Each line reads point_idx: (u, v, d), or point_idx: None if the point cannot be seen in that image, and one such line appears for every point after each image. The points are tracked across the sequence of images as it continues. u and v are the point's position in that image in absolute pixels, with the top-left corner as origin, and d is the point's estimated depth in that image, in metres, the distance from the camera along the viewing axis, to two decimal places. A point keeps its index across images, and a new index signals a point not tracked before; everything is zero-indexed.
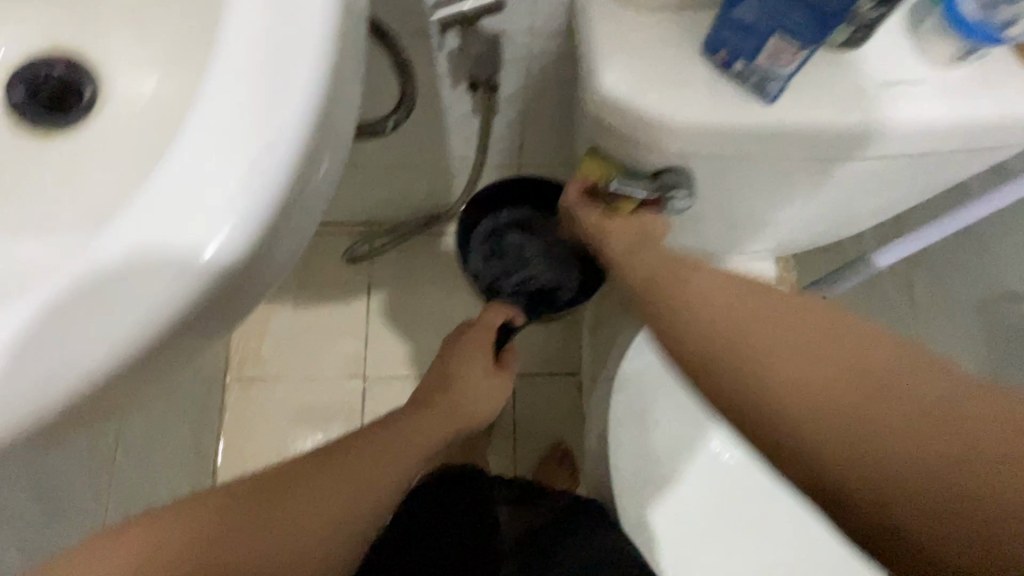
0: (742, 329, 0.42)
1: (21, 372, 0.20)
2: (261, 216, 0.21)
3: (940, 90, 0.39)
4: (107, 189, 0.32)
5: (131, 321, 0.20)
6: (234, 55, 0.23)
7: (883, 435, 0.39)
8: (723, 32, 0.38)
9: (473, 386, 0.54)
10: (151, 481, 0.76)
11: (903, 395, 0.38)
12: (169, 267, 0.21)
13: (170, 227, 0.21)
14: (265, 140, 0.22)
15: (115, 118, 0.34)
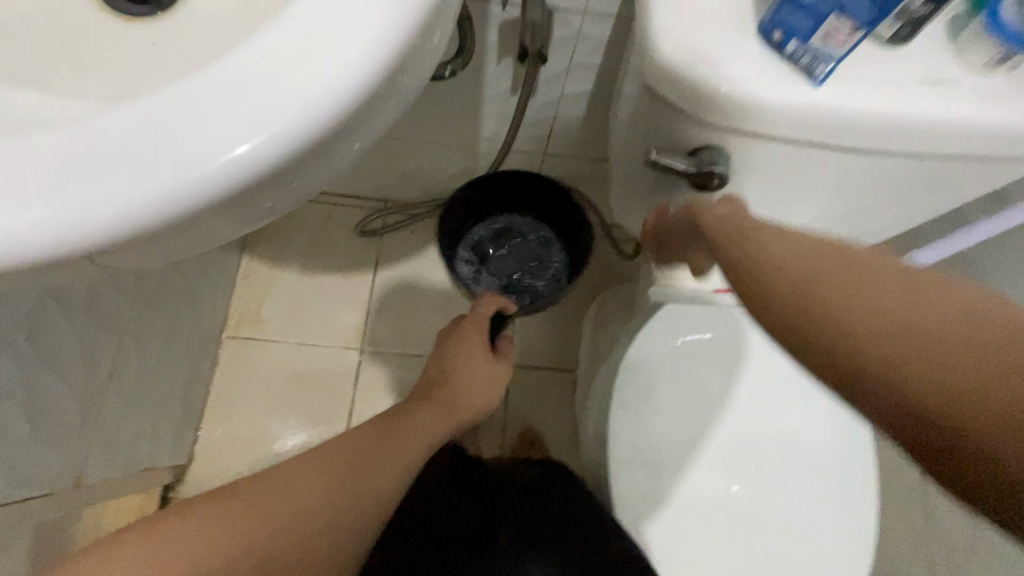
0: (820, 266, 0.38)
1: (63, 202, 0.23)
2: (303, 132, 0.25)
3: (973, 91, 0.44)
4: (180, 74, 0.36)
5: (164, 186, 0.24)
6: None
7: (1002, 369, 0.31)
8: (782, 13, 0.43)
9: (469, 384, 0.75)
10: (137, 420, 0.92)
11: (1005, 323, 0.33)
12: (204, 150, 0.24)
13: (217, 116, 0.24)
14: (331, 72, 0.25)
15: (201, 11, 0.38)
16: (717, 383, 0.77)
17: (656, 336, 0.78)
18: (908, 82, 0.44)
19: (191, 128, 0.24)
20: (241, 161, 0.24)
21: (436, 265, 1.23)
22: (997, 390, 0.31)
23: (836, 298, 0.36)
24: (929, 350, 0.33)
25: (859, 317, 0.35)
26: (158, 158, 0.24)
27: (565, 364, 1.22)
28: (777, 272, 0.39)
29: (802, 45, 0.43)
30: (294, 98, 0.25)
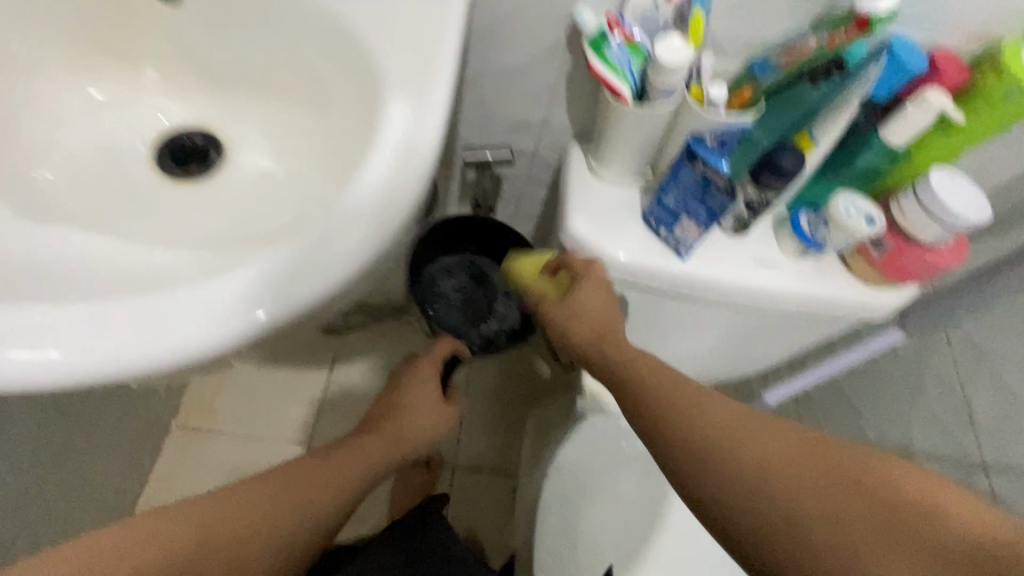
0: (707, 427, 0.42)
1: (132, 344, 0.33)
2: (309, 302, 0.35)
3: (794, 271, 0.62)
4: (210, 226, 0.48)
5: (207, 336, 0.33)
6: (361, 199, 0.37)
7: (865, 533, 0.34)
8: (655, 209, 0.61)
9: (412, 416, 0.57)
10: (65, 513, 0.92)
11: (862, 480, 0.37)
12: (238, 317, 0.34)
13: (253, 292, 0.34)
14: (341, 265, 0.35)
15: (232, 178, 0.51)
16: (634, 490, 0.86)
17: (582, 445, 0.87)
18: (746, 262, 0.62)
19: (233, 299, 0.34)
20: (262, 321, 0.34)
21: (368, 374, 1.29)
22: (862, 554, 0.34)
23: (722, 462, 0.39)
24: (800, 512, 0.36)
25: (743, 476, 0.38)
26: (199, 313, 0.34)
27: (506, 467, 1.28)
28: (673, 428, 0.43)
29: (668, 231, 0.60)
30: (306, 284, 0.35)
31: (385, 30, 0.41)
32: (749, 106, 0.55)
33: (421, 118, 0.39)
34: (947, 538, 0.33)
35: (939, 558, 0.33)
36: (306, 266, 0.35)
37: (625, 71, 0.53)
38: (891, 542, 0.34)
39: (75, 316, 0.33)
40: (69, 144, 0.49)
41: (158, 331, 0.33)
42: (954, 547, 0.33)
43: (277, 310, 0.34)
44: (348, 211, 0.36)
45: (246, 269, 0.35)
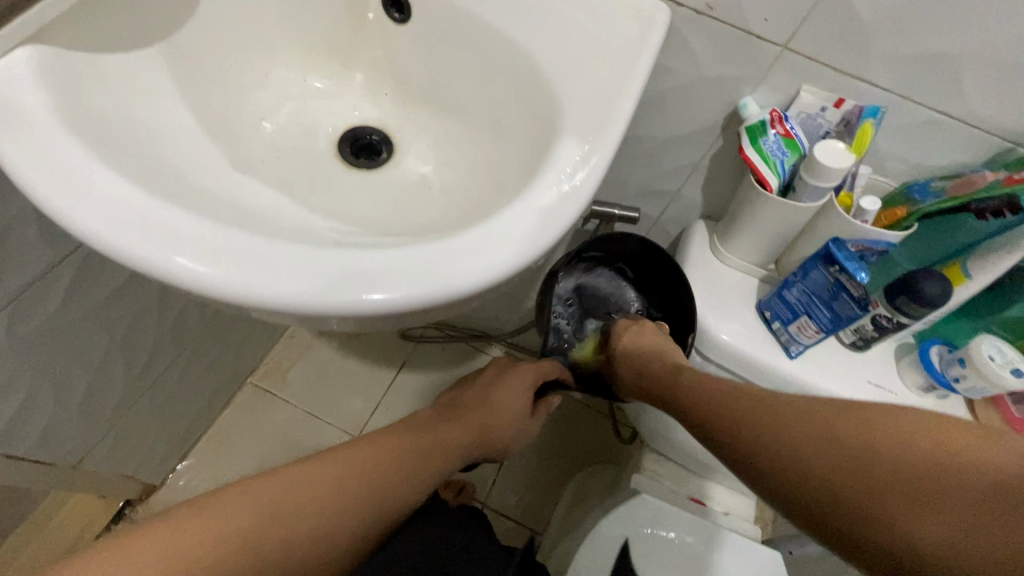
0: (737, 416, 0.43)
1: (280, 284, 0.36)
2: (442, 296, 0.37)
3: (912, 405, 0.57)
4: (367, 210, 0.54)
5: (341, 297, 0.36)
6: (517, 216, 0.40)
7: (892, 489, 0.34)
8: (774, 302, 0.60)
9: (499, 411, 0.62)
10: (147, 426, 1.01)
11: (881, 434, 0.35)
12: (372, 290, 0.36)
13: (392, 274, 0.37)
14: (480, 272, 0.38)
15: (394, 177, 0.58)
16: None
17: (628, 522, 0.83)
18: (859, 382, 0.58)
19: (373, 274, 0.37)
20: (392, 300, 0.36)
21: (430, 387, 1.33)
22: (896, 514, 0.33)
23: (754, 449, 0.40)
24: (831, 481, 0.36)
25: (774, 463, 0.39)
26: (353, 278, 0.36)
27: (534, 522, 1.24)
28: (712, 423, 0.45)
29: (784, 327, 0.59)
30: (437, 279, 0.37)
31: (575, 82, 0.46)
32: (898, 227, 0.53)
33: (588, 161, 0.42)
34: (977, 479, 0.32)
35: (968, 502, 0.32)
36: (444, 265, 0.37)
37: (777, 164, 0.54)
38: (919, 493, 0.33)
39: (253, 251, 0.36)
40: (280, 116, 0.58)
41: (314, 284, 0.36)
42: (979, 487, 0.32)
43: (409, 294, 0.36)
44: (497, 227, 0.39)
45: (393, 253, 0.38)
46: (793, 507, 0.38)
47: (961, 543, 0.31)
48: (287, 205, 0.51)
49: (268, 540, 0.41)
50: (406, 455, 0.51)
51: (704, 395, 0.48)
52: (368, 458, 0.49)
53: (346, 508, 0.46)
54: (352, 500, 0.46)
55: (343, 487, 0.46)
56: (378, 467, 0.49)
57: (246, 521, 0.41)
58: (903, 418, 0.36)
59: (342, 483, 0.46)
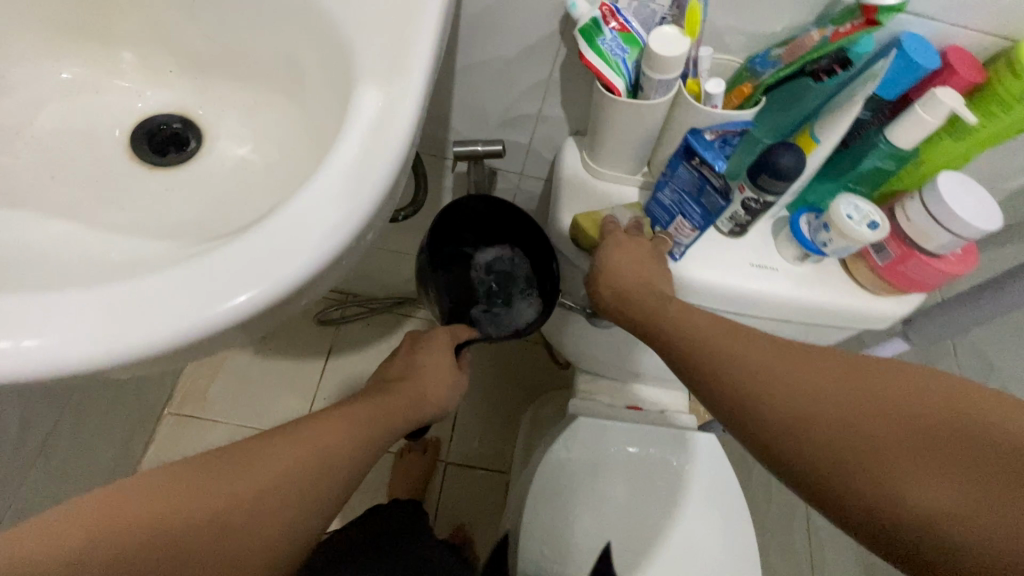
0: (746, 364, 0.44)
1: (55, 341, 0.30)
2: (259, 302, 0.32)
3: (792, 276, 0.59)
4: (181, 213, 0.47)
5: (139, 338, 0.31)
6: (325, 188, 0.35)
7: (903, 456, 0.37)
8: (652, 207, 0.58)
9: (432, 376, 0.59)
10: (56, 491, 0.92)
11: (899, 407, 0.39)
12: (175, 321, 0.31)
13: (198, 293, 0.32)
14: (298, 263, 0.33)
15: (210, 167, 0.50)
16: (623, 494, 0.85)
17: (573, 447, 0.85)
18: (741, 266, 0.60)
19: (177, 299, 0.32)
20: (202, 324, 0.32)
21: (363, 365, 1.29)
22: (901, 477, 0.37)
23: (767, 402, 0.42)
24: (846, 444, 0.39)
25: (786, 417, 0.41)
26: (160, 304, 0.32)
27: (499, 463, 1.27)
28: (716, 365, 0.46)
29: (664, 230, 0.58)
30: (255, 277, 0.32)
31: (365, 20, 0.40)
32: (748, 104, 0.52)
33: (395, 109, 0.37)
34: (976, 450, 0.36)
35: (967, 470, 0.35)
36: (270, 260, 0.33)
37: (619, 65, 0.51)
38: (926, 460, 0.37)
39: (14, 306, 0.30)
40: (42, 123, 0.48)
41: (106, 321, 0.31)
42: (979, 456, 0.35)
43: (220, 313, 0.32)
44: (305, 209, 0.35)
45: (202, 264, 0.33)
46: (795, 462, 0.41)
47: (952, 507, 0.35)
48: (75, 232, 0.43)
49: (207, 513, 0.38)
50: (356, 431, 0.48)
51: (701, 331, 0.48)
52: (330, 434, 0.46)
53: (298, 486, 0.42)
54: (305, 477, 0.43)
55: (301, 459, 0.43)
56: (337, 446, 0.45)
57: (198, 483, 0.39)
58: (915, 390, 0.39)
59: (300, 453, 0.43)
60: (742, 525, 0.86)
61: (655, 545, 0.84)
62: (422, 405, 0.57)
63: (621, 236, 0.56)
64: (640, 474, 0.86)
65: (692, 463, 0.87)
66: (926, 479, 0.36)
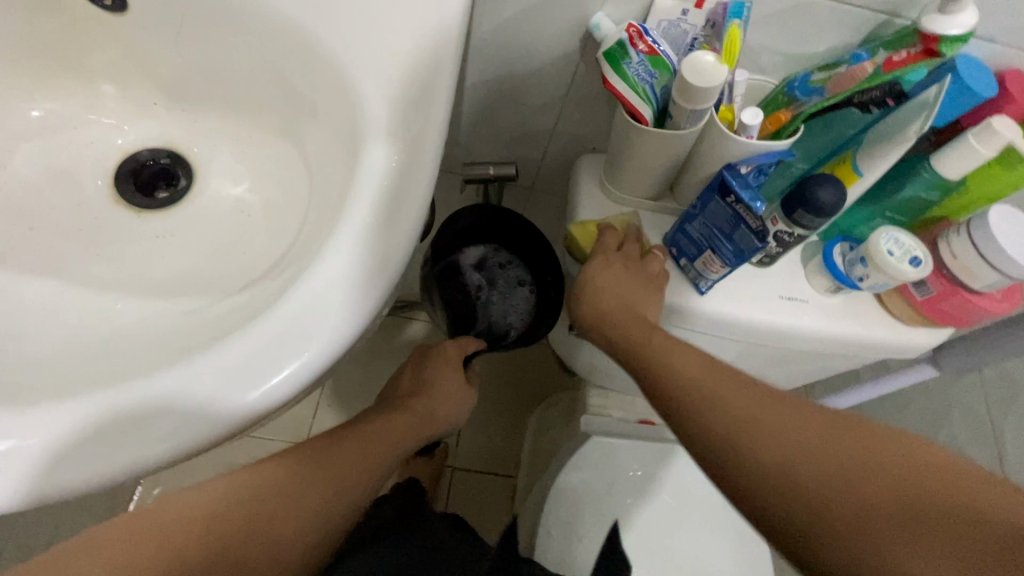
0: (719, 406, 0.39)
1: (63, 456, 0.28)
2: (269, 401, 0.30)
3: (824, 309, 0.56)
4: (170, 264, 0.43)
5: (151, 449, 0.29)
6: (336, 264, 0.32)
7: (887, 527, 0.30)
8: (677, 237, 0.55)
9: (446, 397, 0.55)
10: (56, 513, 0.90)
11: (888, 469, 0.31)
12: (186, 430, 0.29)
13: (204, 396, 0.29)
14: (306, 356, 0.30)
15: (202, 209, 0.46)
16: (636, 513, 0.83)
17: (587, 468, 0.83)
18: (771, 299, 0.56)
19: (185, 403, 0.29)
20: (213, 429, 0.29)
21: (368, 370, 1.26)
22: (888, 550, 0.29)
23: (742, 449, 0.36)
24: (823, 502, 0.32)
25: (759, 466, 0.35)
26: (163, 406, 0.29)
27: (507, 468, 1.26)
28: (687, 408, 0.40)
29: (690, 263, 0.55)
30: (269, 369, 0.30)
31: (373, 63, 0.36)
32: (784, 132, 0.48)
33: (410, 169, 0.34)
34: (989, 534, 0.27)
35: (969, 550, 0.27)
36: (282, 352, 0.30)
37: (647, 91, 0.46)
38: (919, 535, 0.29)
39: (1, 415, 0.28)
40: (16, 167, 0.44)
41: (102, 437, 0.29)
42: (989, 541, 0.27)
43: (230, 416, 0.29)
44: (311, 293, 0.31)
45: (215, 354, 0.30)
46: (768, 518, 0.34)
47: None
48: (57, 295, 0.39)
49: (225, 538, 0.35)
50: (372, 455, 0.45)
51: (678, 363, 0.44)
52: (331, 462, 0.42)
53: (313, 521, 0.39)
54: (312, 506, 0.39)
55: (306, 489, 0.39)
56: (347, 474, 0.42)
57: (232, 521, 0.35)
58: (912, 455, 0.32)
59: (301, 485, 0.39)
60: (758, 542, 0.85)
61: (670, 564, 0.83)
62: (430, 426, 0.53)
63: (614, 256, 0.54)
64: (654, 494, 0.84)
65: (707, 480, 0.86)
66: (918, 557, 0.28)
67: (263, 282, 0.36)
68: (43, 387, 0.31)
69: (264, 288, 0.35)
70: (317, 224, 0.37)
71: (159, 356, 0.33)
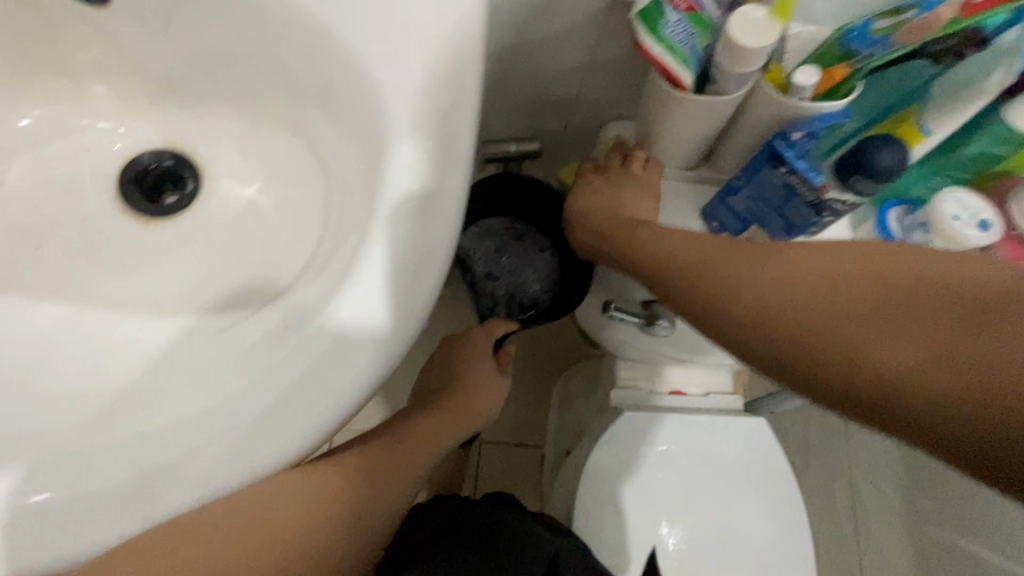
0: (701, 266, 0.39)
1: (101, 510, 0.26)
2: (317, 431, 0.28)
3: None
4: (186, 277, 0.41)
5: (194, 492, 0.27)
6: (379, 268, 0.29)
7: (870, 327, 0.31)
8: (718, 211, 0.52)
9: (483, 391, 0.52)
10: None
11: (859, 281, 0.32)
12: (228, 469, 0.27)
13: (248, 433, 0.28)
14: (357, 378, 0.28)
15: (214, 213, 0.43)
16: (671, 484, 0.83)
17: (619, 445, 0.82)
18: None
19: (225, 440, 0.28)
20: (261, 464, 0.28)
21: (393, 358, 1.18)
22: (870, 339, 0.31)
23: (721, 298, 0.37)
24: (807, 326, 0.33)
25: (739, 310, 0.36)
26: (201, 443, 0.28)
27: (534, 439, 1.26)
28: (668, 269, 0.41)
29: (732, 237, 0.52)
30: (319, 400, 0.28)
31: (387, 49, 0.32)
32: (840, 92, 0.43)
33: (440, 165, 0.31)
34: (946, 302, 0.30)
35: (943, 320, 0.29)
36: (334, 378, 0.28)
37: (686, 53, 0.42)
38: (896, 322, 0.30)
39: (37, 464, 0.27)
40: (16, 184, 0.41)
41: (138, 485, 0.27)
42: (947, 297, 0.30)
43: (276, 448, 0.28)
44: (346, 323, 0.28)
45: (259, 387, 0.28)
46: (752, 346, 0.35)
47: (928, 362, 0.29)
48: (76, 320, 0.37)
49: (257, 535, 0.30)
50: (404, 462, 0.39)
51: (672, 246, 0.42)
52: (367, 469, 0.36)
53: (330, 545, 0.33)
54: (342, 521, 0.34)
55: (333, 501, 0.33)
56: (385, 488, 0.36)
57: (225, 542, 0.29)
58: (874, 263, 0.33)
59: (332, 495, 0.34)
60: (794, 506, 0.85)
61: (710, 532, 0.83)
62: (466, 422, 0.49)
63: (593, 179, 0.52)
64: (689, 467, 0.83)
65: (740, 448, 0.85)
66: (910, 357, 0.29)
67: (287, 297, 0.34)
68: (72, 425, 0.30)
69: (289, 305, 0.32)
70: (340, 229, 0.34)
71: (190, 384, 0.31)
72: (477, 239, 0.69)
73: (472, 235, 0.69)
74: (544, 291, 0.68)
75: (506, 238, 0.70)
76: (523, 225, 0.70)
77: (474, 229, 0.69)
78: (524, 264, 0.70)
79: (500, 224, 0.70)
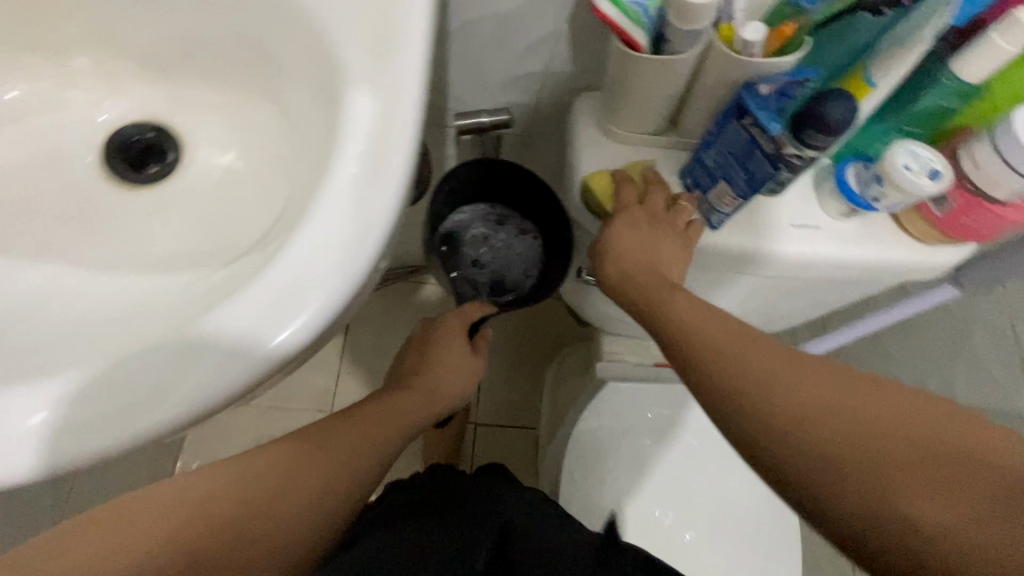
0: (738, 373, 0.38)
1: (83, 433, 0.29)
2: (273, 359, 0.30)
3: (836, 236, 0.54)
4: (166, 239, 0.43)
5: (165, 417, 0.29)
6: (337, 207, 0.31)
7: (911, 483, 0.31)
8: (694, 167, 0.53)
9: (454, 359, 0.54)
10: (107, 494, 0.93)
11: (909, 432, 0.33)
12: (194, 397, 0.29)
13: (212, 365, 0.29)
14: (310, 308, 0.30)
15: (194, 180, 0.45)
16: (657, 453, 0.85)
17: (605, 415, 0.84)
18: (783, 228, 0.55)
19: (192, 373, 0.30)
20: (219, 392, 0.29)
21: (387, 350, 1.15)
22: (912, 500, 0.31)
23: (768, 412, 0.36)
24: (844, 465, 0.33)
25: (773, 418, 0.36)
26: (171, 375, 0.29)
27: (529, 420, 1.28)
28: (703, 355, 0.41)
29: (704, 197, 0.53)
30: (268, 325, 0.30)
31: (343, 11, 0.35)
32: (789, 48, 0.45)
33: (390, 114, 0.33)
34: (992, 481, 0.30)
35: (977, 496, 0.30)
36: (290, 312, 0.30)
37: (640, 14, 0.44)
38: (927, 476, 0.31)
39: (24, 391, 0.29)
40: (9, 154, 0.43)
41: (115, 413, 0.29)
42: (993, 482, 0.30)
43: (236, 378, 0.29)
44: (312, 250, 0.31)
45: (218, 325, 0.30)
46: (780, 465, 0.35)
47: (966, 536, 0.30)
48: (63, 277, 0.40)
49: (213, 518, 0.35)
50: (372, 436, 0.44)
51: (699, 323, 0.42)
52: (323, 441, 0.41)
53: (300, 499, 0.38)
54: (266, 496, 0.37)
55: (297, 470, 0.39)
56: (350, 456, 0.41)
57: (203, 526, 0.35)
58: (917, 407, 0.34)
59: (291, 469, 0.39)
60: None
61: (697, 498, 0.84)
62: (437, 401, 0.52)
63: (637, 211, 0.51)
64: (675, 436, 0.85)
65: None
66: (937, 517, 0.30)
67: (258, 248, 0.36)
68: (56, 364, 0.32)
69: (259, 253, 0.34)
70: (306, 182, 0.36)
71: (165, 325, 0.33)
72: (461, 221, 0.71)
73: (453, 221, 0.71)
74: (525, 276, 0.69)
75: (485, 224, 0.71)
76: (506, 208, 0.72)
77: (455, 216, 0.70)
78: (505, 249, 0.71)
79: (481, 210, 0.72)
